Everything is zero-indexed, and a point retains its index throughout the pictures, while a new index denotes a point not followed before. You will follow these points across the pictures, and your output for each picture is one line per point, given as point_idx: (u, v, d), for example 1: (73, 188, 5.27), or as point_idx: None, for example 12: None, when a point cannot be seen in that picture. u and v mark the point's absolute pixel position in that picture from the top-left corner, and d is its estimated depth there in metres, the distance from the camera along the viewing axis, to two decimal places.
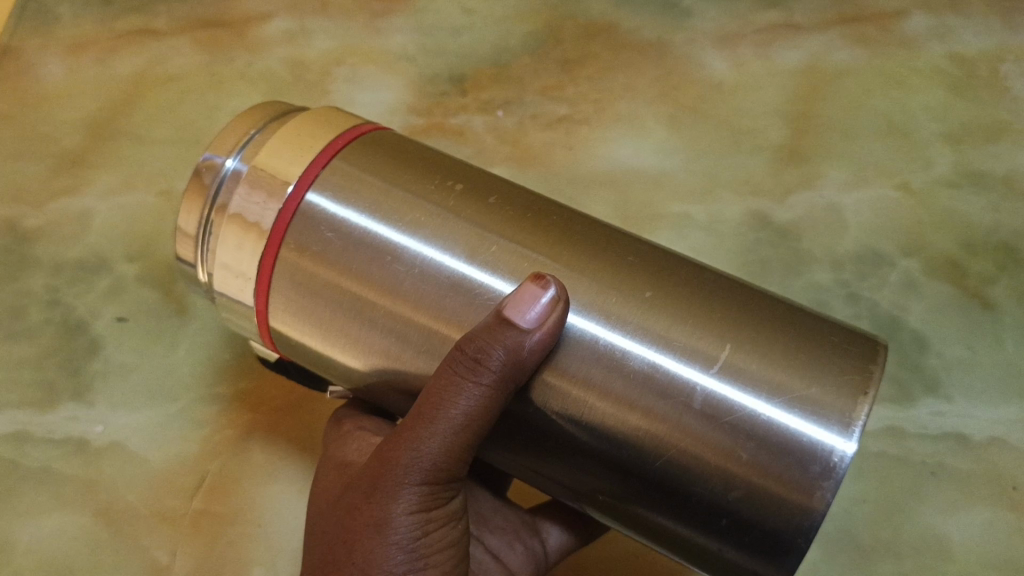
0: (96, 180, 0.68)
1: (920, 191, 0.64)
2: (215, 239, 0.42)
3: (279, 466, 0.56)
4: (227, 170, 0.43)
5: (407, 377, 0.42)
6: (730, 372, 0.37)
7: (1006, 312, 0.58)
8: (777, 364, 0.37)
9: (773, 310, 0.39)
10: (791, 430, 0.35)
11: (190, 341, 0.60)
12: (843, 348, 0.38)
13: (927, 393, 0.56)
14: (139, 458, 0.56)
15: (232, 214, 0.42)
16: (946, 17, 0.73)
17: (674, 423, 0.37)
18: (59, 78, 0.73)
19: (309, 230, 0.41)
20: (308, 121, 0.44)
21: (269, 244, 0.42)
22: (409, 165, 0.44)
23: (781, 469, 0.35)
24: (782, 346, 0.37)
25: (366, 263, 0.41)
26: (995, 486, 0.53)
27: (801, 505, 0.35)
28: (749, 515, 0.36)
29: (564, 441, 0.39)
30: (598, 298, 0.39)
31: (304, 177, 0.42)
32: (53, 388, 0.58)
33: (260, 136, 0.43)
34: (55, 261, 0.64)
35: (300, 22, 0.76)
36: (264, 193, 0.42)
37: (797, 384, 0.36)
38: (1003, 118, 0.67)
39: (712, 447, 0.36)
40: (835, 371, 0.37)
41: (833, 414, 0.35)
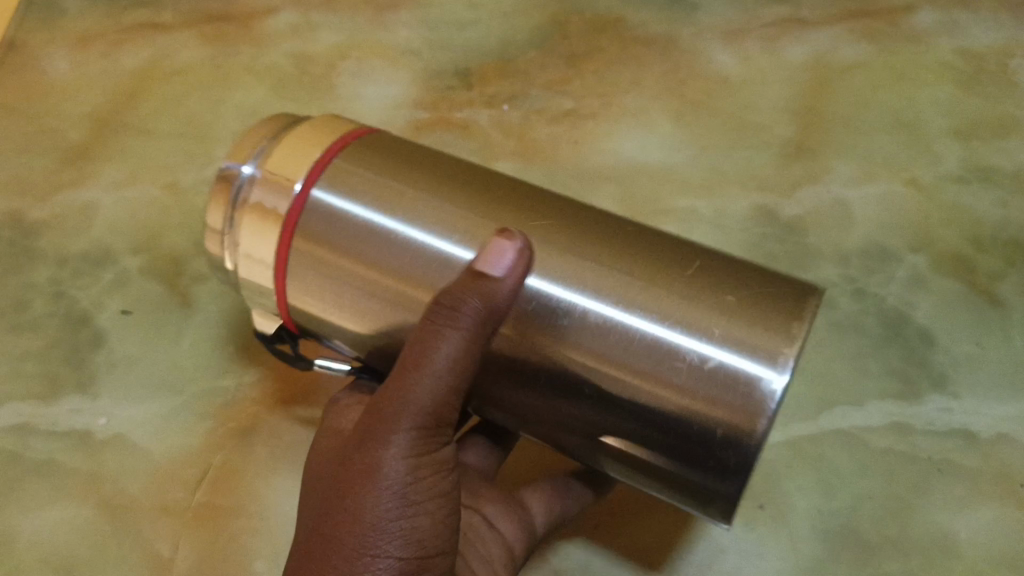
0: (101, 173, 0.68)
1: (927, 186, 0.63)
2: (240, 233, 0.42)
3: (282, 460, 0.55)
4: (243, 176, 0.42)
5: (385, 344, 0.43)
6: (675, 321, 0.38)
7: (1016, 308, 0.57)
8: (715, 309, 0.38)
9: (717, 263, 0.40)
10: (727, 367, 0.36)
11: (193, 335, 0.60)
12: (775, 293, 0.39)
13: (934, 389, 0.54)
14: (142, 451, 0.56)
15: (253, 208, 0.42)
16: (955, 13, 0.72)
17: (627, 371, 0.38)
18: (65, 71, 0.73)
19: (317, 220, 0.41)
20: (318, 122, 0.44)
21: (281, 237, 0.42)
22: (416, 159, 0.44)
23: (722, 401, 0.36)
24: (722, 293, 0.38)
25: (366, 246, 0.41)
26: (1004, 484, 0.51)
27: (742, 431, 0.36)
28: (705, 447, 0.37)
29: (531, 389, 0.40)
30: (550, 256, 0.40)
31: (311, 171, 0.42)
32: (57, 381, 0.58)
33: (274, 141, 0.43)
34: (60, 254, 0.64)
35: (306, 15, 0.76)
36: (278, 191, 0.42)
37: (732, 326, 0.37)
38: (1012, 113, 0.67)
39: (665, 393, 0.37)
40: (767, 313, 0.37)
41: (760, 348, 0.36)
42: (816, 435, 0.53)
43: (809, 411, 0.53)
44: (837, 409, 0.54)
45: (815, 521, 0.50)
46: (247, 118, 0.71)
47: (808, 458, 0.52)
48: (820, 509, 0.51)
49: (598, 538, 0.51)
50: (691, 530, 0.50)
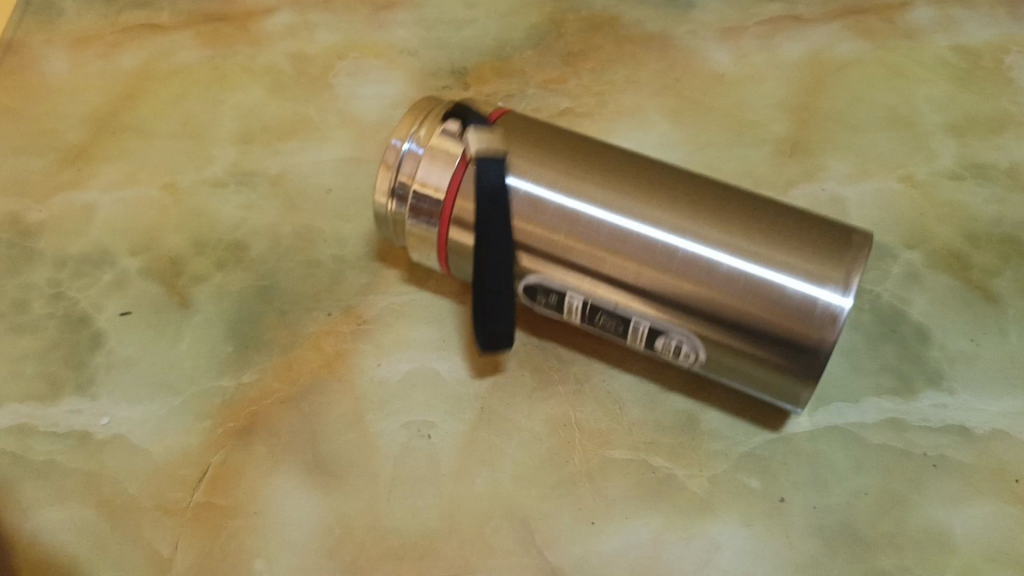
0: (100, 174, 0.68)
1: (923, 183, 0.63)
2: (410, 196, 0.53)
3: (281, 458, 0.55)
4: (404, 151, 0.53)
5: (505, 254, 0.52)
6: (765, 261, 0.49)
7: (1010, 305, 0.57)
8: (775, 246, 0.50)
9: (763, 209, 0.52)
10: (808, 293, 0.48)
11: (192, 335, 0.60)
12: (828, 235, 0.50)
13: (929, 386, 0.54)
14: (142, 451, 0.56)
15: (420, 182, 0.52)
16: (950, 8, 0.72)
17: (711, 288, 0.49)
18: (63, 72, 0.74)
19: (476, 191, 0.52)
20: (459, 113, 0.54)
21: (446, 202, 0.52)
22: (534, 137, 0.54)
23: (807, 318, 0.48)
24: (780, 235, 0.50)
25: (509, 205, 0.52)
26: (999, 479, 0.51)
27: (824, 341, 0.47)
28: (788, 349, 0.48)
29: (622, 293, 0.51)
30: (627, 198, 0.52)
31: (467, 150, 0.52)
32: (57, 382, 0.59)
33: (427, 125, 0.53)
34: (59, 255, 0.64)
35: (302, 15, 0.77)
36: (441, 165, 0.52)
37: (813, 265, 0.49)
38: (1008, 109, 0.67)
39: (749, 306, 0.49)
40: (830, 252, 0.49)
41: (845, 280, 0.48)
42: (811, 431, 0.53)
43: (804, 408, 0.54)
44: (833, 406, 0.54)
45: (812, 519, 0.50)
46: (244, 119, 0.71)
47: (803, 456, 0.52)
48: (817, 505, 0.51)
49: (598, 538, 0.51)
50: (688, 527, 0.51)
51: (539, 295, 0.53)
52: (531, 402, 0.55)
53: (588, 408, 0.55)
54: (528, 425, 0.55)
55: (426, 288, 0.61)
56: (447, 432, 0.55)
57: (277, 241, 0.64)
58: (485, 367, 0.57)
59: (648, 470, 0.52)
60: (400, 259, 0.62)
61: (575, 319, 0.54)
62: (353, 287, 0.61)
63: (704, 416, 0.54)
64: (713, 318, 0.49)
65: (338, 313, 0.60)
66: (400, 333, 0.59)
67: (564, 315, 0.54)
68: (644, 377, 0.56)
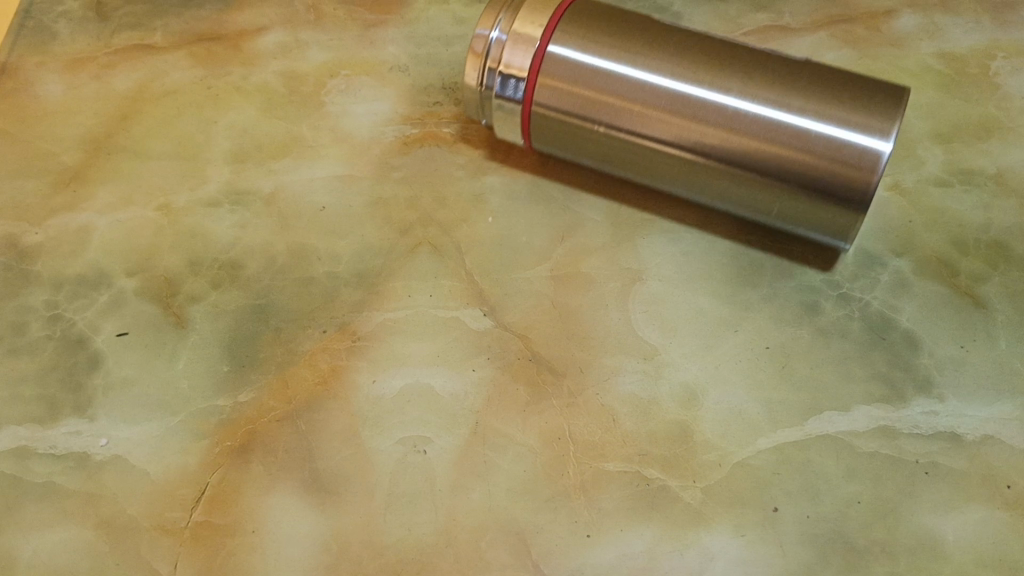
0: (95, 196, 0.69)
1: (910, 190, 0.63)
2: (499, 79, 0.60)
3: (278, 475, 0.55)
4: (491, 40, 0.60)
5: (583, 123, 0.60)
6: (814, 114, 0.56)
7: (999, 310, 0.58)
8: (823, 103, 0.56)
9: (814, 74, 0.58)
10: (852, 139, 0.55)
11: (189, 354, 0.60)
12: (867, 91, 0.57)
13: (919, 393, 0.55)
14: (141, 470, 0.56)
15: (507, 65, 0.60)
16: (935, 15, 0.73)
17: (768, 142, 0.56)
18: (58, 93, 0.74)
19: (558, 69, 0.60)
20: (537, 1, 0.61)
21: (529, 80, 0.60)
22: (604, 21, 0.61)
23: (853, 161, 0.54)
24: (828, 93, 0.57)
25: (587, 79, 0.59)
26: (989, 484, 0.52)
27: (868, 181, 0.54)
28: (838, 190, 0.55)
29: (692, 151, 0.58)
30: (691, 70, 0.58)
31: (545, 35, 0.60)
32: (55, 405, 0.59)
33: (509, 14, 0.60)
34: (56, 277, 0.65)
35: (294, 34, 0.78)
36: (522, 49, 0.60)
37: (856, 118, 0.55)
38: (994, 115, 0.67)
39: (803, 155, 0.56)
40: (874, 105, 0.56)
41: (883, 127, 0.55)
42: (802, 440, 0.54)
43: (795, 418, 0.54)
44: (824, 414, 0.54)
45: (804, 527, 0.51)
46: (238, 137, 0.71)
47: (795, 465, 0.53)
48: (809, 513, 0.51)
49: (594, 550, 0.51)
50: (681, 538, 0.51)
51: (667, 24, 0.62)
52: (524, 416, 0.56)
53: (582, 420, 0.55)
54: (522, 438, 0.55)
55: (420, 303, 0.61)
56: (443, 446, 0.55)
57: (272, 259, 0.64)
58: (479, 381, 0.58)
59: (641, 482, 0.53)
60: (394, 275, 0.63)
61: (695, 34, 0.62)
62: (348, 304, 0.62)
63: (696, 427, 0.55)
64: (772, 168, 0.56)
65: (332, 330, 0.60)
66: (395, 349, 0.59)
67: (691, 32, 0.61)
68: (637, 389, 0.56)
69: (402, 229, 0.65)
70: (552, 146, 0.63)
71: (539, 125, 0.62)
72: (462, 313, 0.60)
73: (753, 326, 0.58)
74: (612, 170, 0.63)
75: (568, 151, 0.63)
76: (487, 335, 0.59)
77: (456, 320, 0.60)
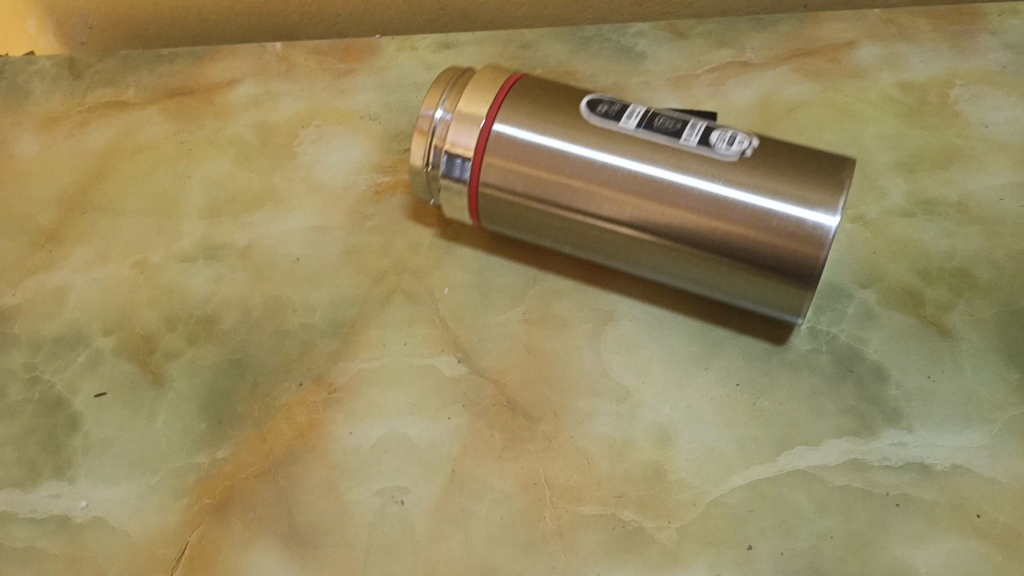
0: (72, 255, 0.69)
1: (874, 221, 0.65)
2: (444, 158, 0.60)
3: (257, 531, 0.55)
4: (436, 119, 0.60)
5: (530, 202, 0.59)
6: (761, 188, 0.55)
7: (964, 339, 0.59)
8: (770, 178, 0.55)
9: (761, 148, 0.57)
10: (798, 215, 0.53)
11: (167, 411, 0.60)
12: (816, 166, 0.55)
13: (888, 425, 0.56)
14: (120, 531, 0.56)
15: (452, 143, 0.60)
16: (894, 45, 0.77)
17: (716, 219, 0.55)
18: (33, 153, 0.75)
19: (502, 148, 0.59)
20: (483, 82, 0.61)
21: (475, 160, 0.59)
22: (551, 98, 0.60)
23: (800, 239, 0.53)
24: (774, 168, 0.56)
25: (533, 158, 0.58)
26: (960, 514, 0.52)
27: (816, 260, 0.53)
28: (786, 267, 0.54)
29: (640, 228, 0.57)
30: (638, 144, 0.57)
31: (490, 112, 0.59)
32: (35, 468, 0.59)
33: (453, 93, 0.60)
34: (34, 339, 0.65)
35: (265, 85, 0.79)
36: (468, 126, 0.59)
37: (801, 191, 0.54)
38: (955, 143, 0.69)
39: (751, 232, 0.54)
40: (820, 179, 0.54)
41: (830, 203, 0.53)
42: (775, 476, 0.54)
43: (768, 454, 0.55)
44: (795, 450, 0.55)
45: (780, 564, 0.51)
46: (212, 191, 0.72)
47: (769, 501, 0.53)
48: (784, 549, 0.52)
49: None
50: None
51: (600, 108, 0.59)
52: (500, 462, 0.56)
53: (558, 464, 0.56)
54: (499, 485, 0.55)
55: (394, 351, 0.62)
56: (419, 496, 0.55)
57: (248, 311, 0.65)
58: (455, 429, 0.58)
59: (618, 524, 0.53)
60: (369, 323, 0.63)
61: (631, 122, 0.58)
62: (324, 354, 0.62)
63: (670, 467, 0.55)
64: (719, 245, 0.55)
65: (309, 382, 0.61)
66: (371, 400, 0.60)
67: (621, 121, 0.58)
68: (611, 431, 0.57)
69: (377, 277, 0.66)
70: (503, 223, 0.63)
71: (486, 203, 0.61)
72: (437, 359, 0.61)
73: (723, 363, 0.59)
74: (565, 246, 0.62)
75: (522, 229, 0.62)
76: (462, 381, 0.60)
77: (431, 367, 0.61)
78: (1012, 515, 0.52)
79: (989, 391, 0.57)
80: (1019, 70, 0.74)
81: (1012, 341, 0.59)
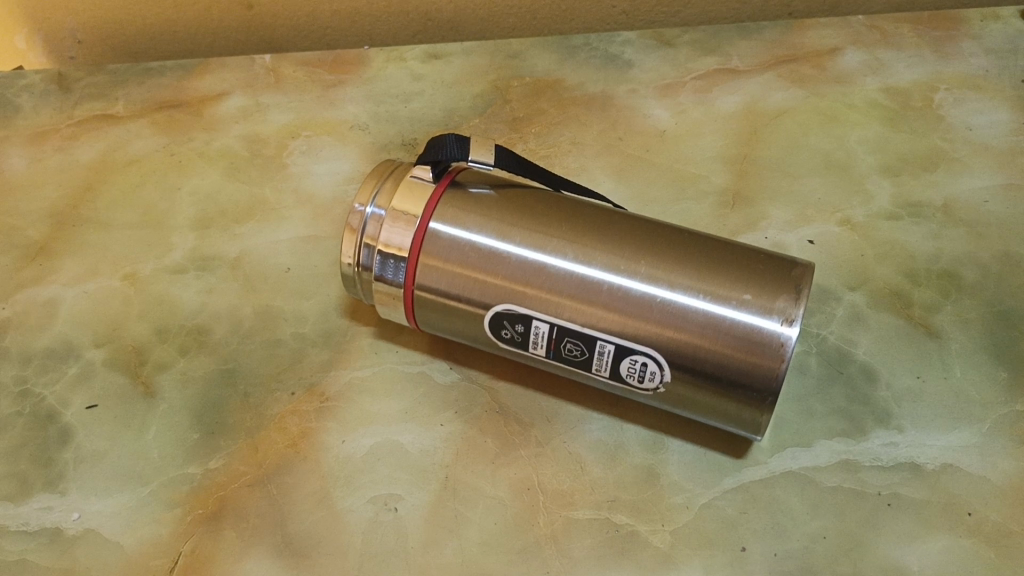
0: (61, 268, 0.69)
1: (861, 224, 0.66)
2: (377, 258, 0.55)
3: (252, 541, 0.54)
4: (367, 215, 0.55)
5: (468, 308, 0.55)
6: (717, 298, 0.51)
7: (952, 339, 0.60)
8: (723, 283, 0.51)
9: (713, 251, 0.53)
10: (759, 325, 0.50)
11: (159, 423, 0.60)
12: (771, 269, 0.52)
13: (879, 425, 0.56)
14: (113, 542, 0.55)
15: (383, 244, 0.54)
16: (877, 51, 0.78)
17: (667, 331, 0.51)
18: (22, 168, 0.75)
19: (439, 247, 0.54)
20: (418, 173, 0.56)
21: (409, 260, 0.55)
22: (487, 196, 0.56)
23: (761, 347, 0.50)
24: (729, 273, 0.52)
25: (472, 263, 0.54)
26: (951, 512, 0.53)
27: (777, 372, 0.49)
28: (745, 381, 0.50)
29: (587, 341, 0.53)
30: (583, 248, 0.54)
31: (426, 210, 0.55)
32: (26, 481, 0.58)
33: (385, 189, 0.55)
34: (23, 352, 0.64)
35: (254, 98, 0.80)
36: (402, 225, 0.54)
37: (760, 299, 0.51)
38: (939, 146, 0.71)
39: (707, 341, 0.51)
40: (778, 285, 0.51)
41: (789, 310, 0.50)
42: (766, 478, 0.55)
43: (759, 456, 0.56)
44: (787, 451, 0.56)
45: (774, 565, 0.51)
46: (202, 204, 0.72)
47: (761, 503, 0.54)
48: (777, 551, 0.52)
49: None
50: None
51: (505, 330, 0.55)
52: (494, 468, 0.56)
53: (551, 469, 0.56)
54: (492, 491, 0.55)
55: (385, 360, 0.62)
56: (413, 503, 0.55)
57: (238, 322, 0.65)
58: (448, 436, 0.58)
59: (611, 528, 0.53)
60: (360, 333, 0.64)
61: (540, 350, 0.55)
62: (315, 365, 0.62)
63: (662, 470, 0.56)
64: (671, 357, 0.51)
65: (301, 392, 0.61)
66: (364, 408, 0.60)
67: (529, 350, 0.55)
68: (604, 436, 0.57)
69: None
70: (439, 327, 0.58)
71: (422, 306, 0.56)
72: (429, 367, 0.62)
73: None
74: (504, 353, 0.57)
75: (456, 333, 0.58)
76: (454, 389, 0.60)
77: (423, 374, 0.61)
78: (1002, 513, 0.52)
79: (978, 391, 0.57)
80: (1001, 74, 0.76)
81: (1000, 341, 0.59)
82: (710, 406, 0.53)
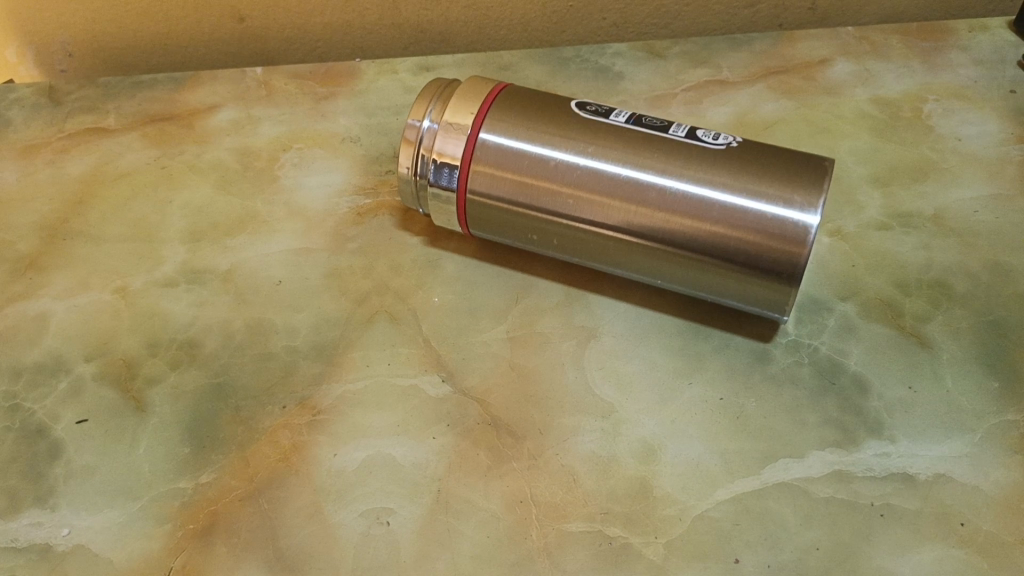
0: (52, 282, 0.68)
1: (852, 235, 0.66)
2: (432, 166, 0.61)
3: (242, 555, 0.54)
4: (423, 129, 0.62)
5: (516, 208, 0.61)
6: (744, 191, 0.56)
7: (943, 349, 0.60)
8: (752, 179, 0.57)
9: (743, 153, 0.58)
10: (783, 215, 0.55)
11: (149, 438, 0.60)
12: (796, 166, 0.57)
13: (871, 435, 0.56)
14: (102, 559, 0.54)
15: (439, 152, 0.61)
16: (866, 62, 0.79)
17: (700, 221, 0.57)
18: (12, 181, 0.75)
19: (488, 155, 0.60)
20: (466, 90, 0.63)
21: (461, 169, 0.61)
22: (537, 108, 0.62)
23: (781, 235, 0.55)
24: (756, 170, 0.57)
25: (521, 166, 0.60)
26: (944, 523, 0.52)
27: (799, 257, 0.54)
28: (770, 267, 0.55)
29: (629, 233, 0.58)
30: (624, 150, 0.59)
31: (475, 122, 0.61)
32: (14, 497, 0.57)
33: (438, 105, 0.62)
34: (13, 366, 0.64)
35: (246, 111, 0.80)
36: (454, 135, 0.61)
37: (784, 192, 0.55)
38: (928, 156, 0.71)
39: (734, 233, 0.56)
40: (803, 180, 0.56)
41: (810, 201, 0.55)
42: (759, 489, 0.54)
43: (752, 467, 0.56)
44: (779, 462, 0.56)
45: None
46: (193, 216, 0.72)
47: (754, 515, 0.53)
48: (770, 563, 0.51)
49: None
50: None
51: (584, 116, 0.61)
52: (486, 481, 0.56)
53: (543, 482, 0.56)
54: (485, 504, 0.55)
55: (378, 372, 0.62)
56: (405, 517, 0.55)
57: (230, 335, 0.65)
58: (441, 449, 0.58)
59: (604, 541, 0.53)
60: (353, 343, 0.64)
61: (620, 118, 0.61)
62: (307, 377, 0.62)
63: (655, 481, 0.55)
64: (702, 246, 0.57)
65: (293, 405, 0.60)
66: (356, 422, 0.59)
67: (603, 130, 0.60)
68: (597, 448, 0.57)
69: (360, 299, 0.66)
70: (490, 231, 0.64)
71: (474, 211, 0.62)
72: (422, 379, 0.61)
73: (707, 377, 0.60)
74: (551, 252, 0.63)
75: (504, 236, 0.64)
76: (446, 402, 0.60)
77: (416, 387, 0.61)
78: (996, 523, 0.52)
79: (969, 401, 0.57)
80: (989, 85, 0.76)
81: (991, 351, 0.59)
82: (738, 292, 0.58)
